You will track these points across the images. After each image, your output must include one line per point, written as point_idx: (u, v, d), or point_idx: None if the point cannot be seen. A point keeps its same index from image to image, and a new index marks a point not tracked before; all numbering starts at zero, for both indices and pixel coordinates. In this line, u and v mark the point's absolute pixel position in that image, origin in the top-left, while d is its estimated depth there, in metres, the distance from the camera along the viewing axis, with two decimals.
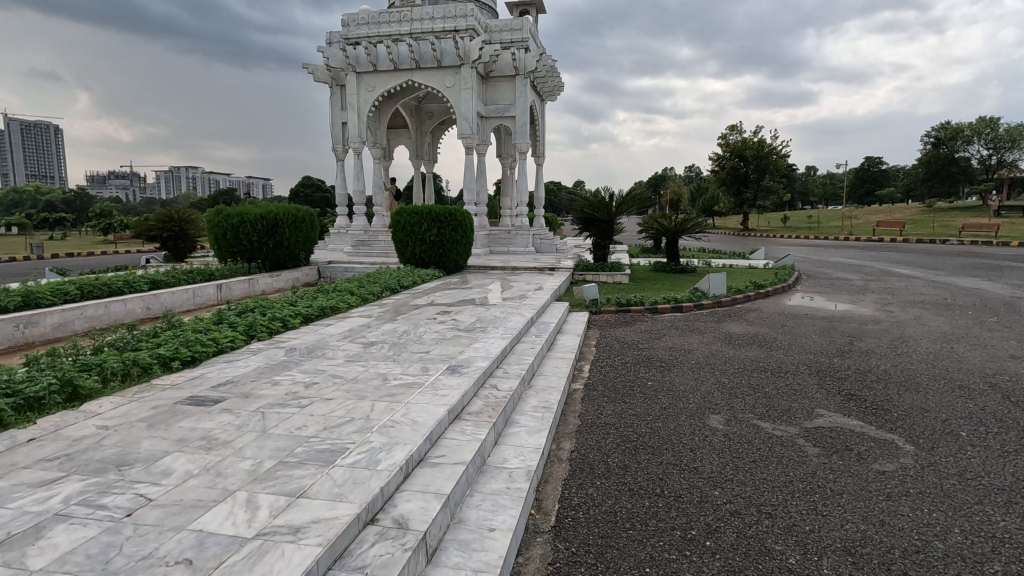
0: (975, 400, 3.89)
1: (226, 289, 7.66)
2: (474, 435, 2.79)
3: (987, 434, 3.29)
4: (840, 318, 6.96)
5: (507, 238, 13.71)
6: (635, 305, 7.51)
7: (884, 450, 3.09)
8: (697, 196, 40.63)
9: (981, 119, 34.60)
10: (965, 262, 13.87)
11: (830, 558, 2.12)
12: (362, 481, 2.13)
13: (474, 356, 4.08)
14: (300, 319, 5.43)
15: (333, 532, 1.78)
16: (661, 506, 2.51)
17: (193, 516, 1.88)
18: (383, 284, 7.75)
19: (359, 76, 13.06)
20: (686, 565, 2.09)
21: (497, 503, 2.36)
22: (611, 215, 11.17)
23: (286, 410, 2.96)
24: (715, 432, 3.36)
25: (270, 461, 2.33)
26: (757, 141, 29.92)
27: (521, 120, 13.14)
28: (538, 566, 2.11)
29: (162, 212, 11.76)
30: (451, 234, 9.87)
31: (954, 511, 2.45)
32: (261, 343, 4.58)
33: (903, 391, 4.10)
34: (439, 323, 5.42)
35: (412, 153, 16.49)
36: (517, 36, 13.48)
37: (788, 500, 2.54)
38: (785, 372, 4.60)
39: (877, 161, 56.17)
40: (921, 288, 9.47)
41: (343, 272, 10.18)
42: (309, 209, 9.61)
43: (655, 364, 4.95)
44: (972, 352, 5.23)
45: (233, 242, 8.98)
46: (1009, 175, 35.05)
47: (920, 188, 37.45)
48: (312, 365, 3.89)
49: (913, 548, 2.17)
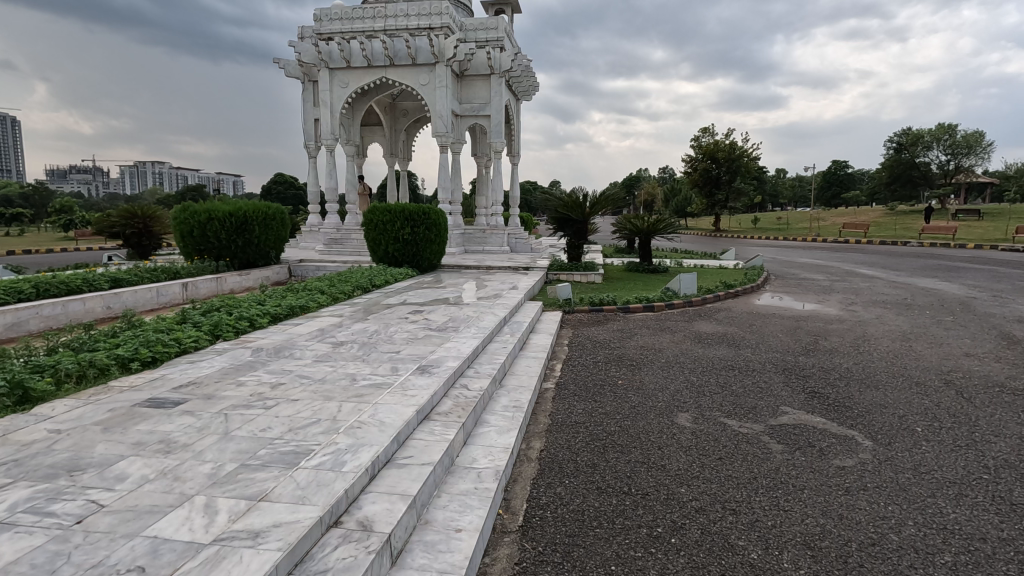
0: (931, 396, 4.04)
1: (192, 288, 7.45)
2: (443, 435, 2.78)
3: (940, 429, 3.41)
4: (806, 317, 7.14)
5: (482, 238, 13.68)
6: (608, 305, 7.57)
7: (844, 445, 3.18)
8: (670, 197, 41.32)
9: (940, 127, 35.83)
10: (926, 263, 14.34)
11: (791, 552, 2.17)
12: (326, 483, 2.10)
13: (445, 355, 4.06)
14: (267, 319, 5.31)
15: (294, 536, 1.75)
16: (628, 504, 2.53)
17: (147, 522, 1.82)
18: (354, 284, 7.62)
19: (332, 72, 12.85)
20: (650, 562, 2.11)
21: (465, 503, 2.35)
22: (585, 215, 11.21)
23: (251, 411, 2.91)
24: (683, 429, 3.40)
25: (232, 463, 2.28)
26: (729, 144, 30.53)
27: (496, 119, 13.11)
28: (504, 566, 2.10)
29: (124, 208, 11.39)
30: (425, 233, 9.79)
31: (908, 504, 2.53)
32: (227, 343, 4.48)
33: (863, 389, 4.22)
34: (411, 323, 5.36)
35: (386, 151, 16.35)
36: (492, 35, 13.42)
37: (752, 497, 2.59)
38: (751, 371, 4.70)
39: (843, 165, 57.85)
40: (884, 288, 9.80)
41: (314, 271, 10.02)
42: (280, 206, 9.41)
43: (626, 362, 5.00)
44: (929, 351, 5.41)
45: (200, 240, 8.73)
46: (966, 179, 36.38)
47: (884, 192, 38.80)
48: (279, 366, 3.82)
49: (869, 542, 2.24)
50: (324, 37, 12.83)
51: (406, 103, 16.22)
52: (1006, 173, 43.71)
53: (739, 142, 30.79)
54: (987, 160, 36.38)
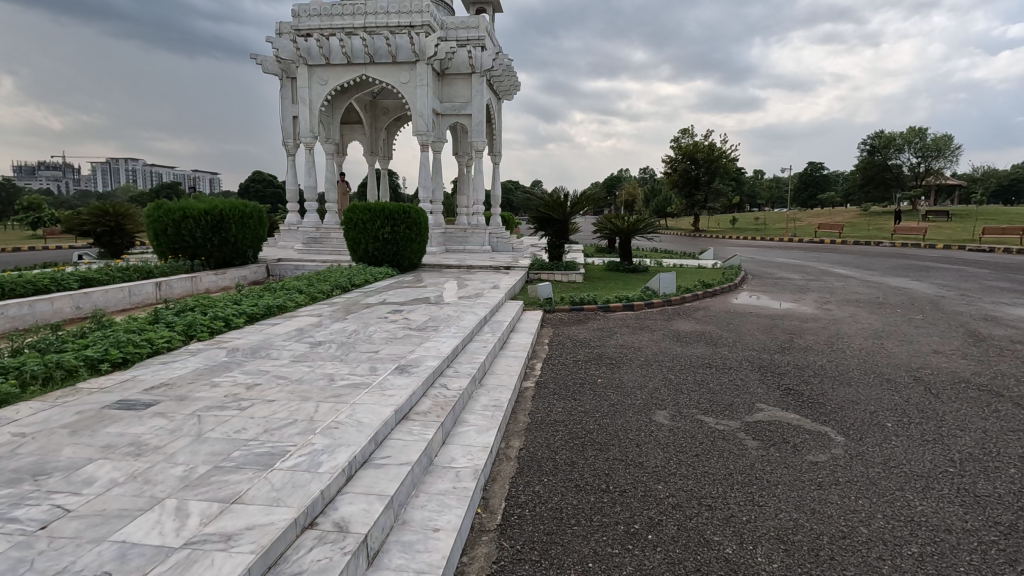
0: (901, 393, 4.14)
1: (165, 287, 7.30)
2: (422, 435, 2.76)
3: (910, 424, 3.51)
4: (782, 315, 7.27)
5: (463, 237, 13.65)
6: (588, 303, 7.61)
7: (817, 441, 3.24)
8: (650, 197, 41.78)
9: (911, 130, 36.78)
10: (897, 263, 14.70)
11: (764, 546, 2.21)
12: (301, 484, 2.07)
13: (425, 355, 4.04)
14: (243, 318, 5.23)
15: (268, 538, 1.72)
16: (606, 501, 2.55)
17: (115, 527, 1.78)
18: (333, 283, 7.53)
19: (311, 69, 12.69)
20: (627, 559, 2.13)
21: (443, 503, 2.34)
22: (566, 214, 11.26)
23: (224, 413, 2.85)
24: (661, 427, 3.44)
25: (205, 465, 2.24)
26: (708, 145, 30.95)
27: (477, 118, 13.09)
28: (481, 566, 2.10)
29: (95, 206, 11.11)
30: (405, 232, 9.72)
31: (877, 497, 2.60)
32: (201, 343, 4.40)
33: (836, 385, 4.32)
34: (390, 322, 5.32)
35: (367, 149, 16.21)
36: (473, 34, 13.36)
37: (728, 493, 2.63)
38: (728, 368, 4.78)
39: (818, 167, 59.09)
40: (857, 288, 10.02)
41: (292, 270, 9.95)
42: (258, 204, 9.26)
43: (605, 361, 5.04)
44: (899, 348, 5.56)
45: (175, 239, 8.55)
46: (935, 181, 37.41)
47: (858, 193, 39.78)
48: (255, 366, 3.77)
49: (840, 535, 2.29)
50: (302, 33, 12.53)
51: (386, 101, 16.10)
52: (973, 175, 45.10)
53: (718, 143, 31.23)
54: (955, 162, 37.48)
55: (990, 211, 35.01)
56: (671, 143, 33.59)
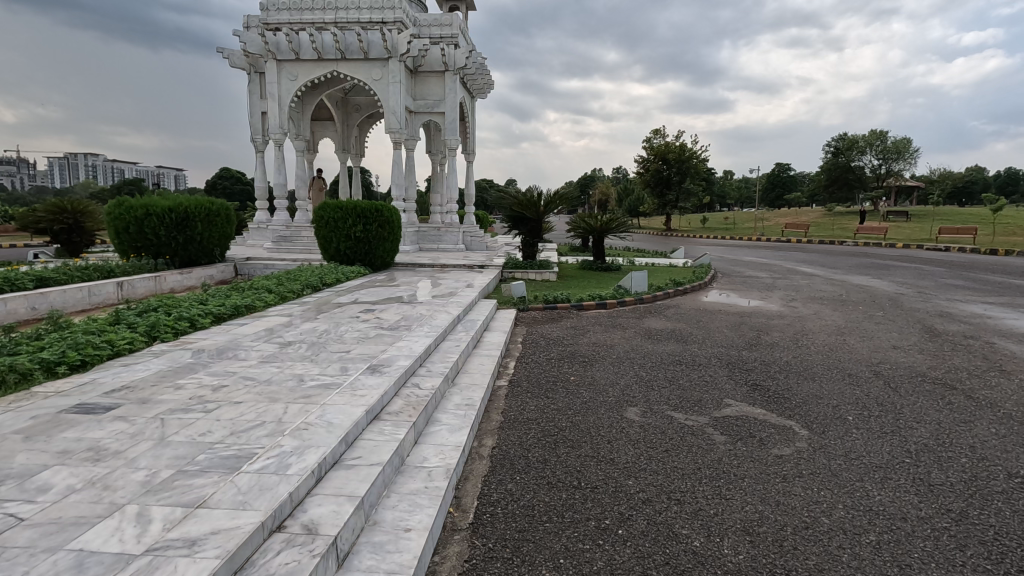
0: (862, 387, 4.29)
1: (127, 287, 7.06)
2: (393, 435, 2.74)
3: (869, 417, 3.63)
4: (750, 313, 7.44)
5: (436, 236, 13.58)
6: (562, 302, 7.67)
7: (782, 435, 3.33)
8: (623, 197, 42.30)
9: (872, 132, 38.04)
10: (859, 262, 15.18)
11: (730, 538, 2.26)
12: (269, 487, 2.04)
13: (397, 355, 4.00)
14: (210, 318, 5.11)
15: (234, 543, 1.69)
16: (577, 497, 2.57)
17: (71, 535, 1.72)
18: (304, 283, 7.41)
19: (280, 64, 12.44)
20: (598, 554, 2.16)
21: (415, 503, 2.33)
22: (540, 213, 11.29)
23: (189, 415, 2.78)
24: (632, 423, 3.49)
25: (168, 470, 2.18)
26: (680, 145, 31.44)
27: (450, 116, 13.03)
28: (453, 565, 2.10)
29: (52, 203, 10.69)
30: (378, 231, 9.62)
31: (839, 488, 2.68)
32: (165, 344, 4.28)
33: (800, 381, 4.44)
34: (362, 322, 5.25)
35: (338, 146, 15.99)
36: (446, 31, 13.29)
37: (696, 487, 2.68)
38: (697, 365, 4.87)
39: (785, 168, 60.64)
40: (822, 286, 10.32)
41: (262, 269, 9.79)
42: (225, 201, 9.05)
43: (578, 359, 5.08)
44: (861, 344, 5.74)
45: (137, 237, 8.27)
46: (895, 182, 38.77)
47: (823, 194, 40.99)
48: (221, 367, 3.68)
49: (802, 525, 2.36)
50: (271, 27, 12.36)
51: (358, 98, 15.89)
52: (930, 177, 46.89)
53: (688, 143, 31.76)
54: (913, 165, 38.93)
55: (946, 211, 36.47)
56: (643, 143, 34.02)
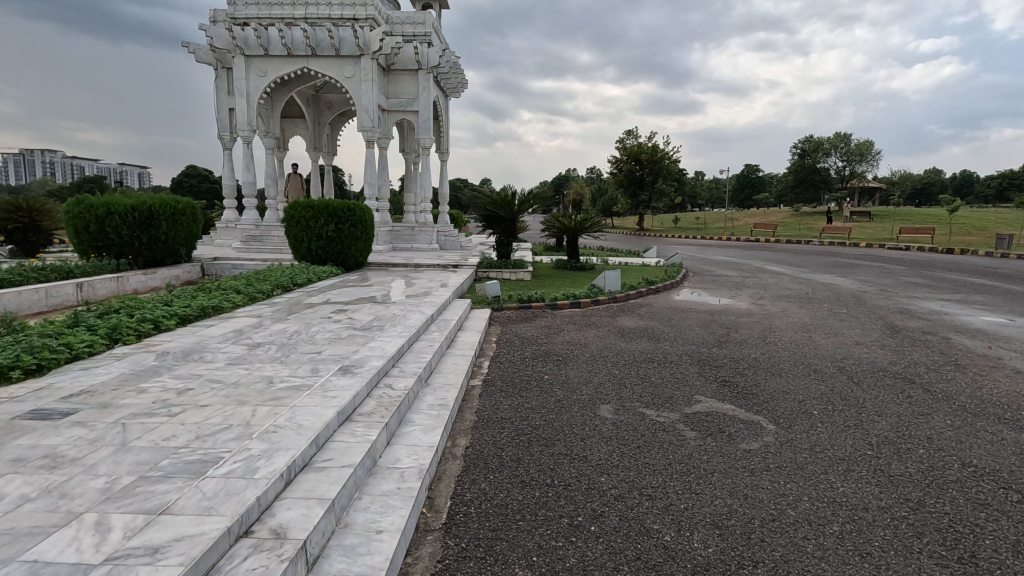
0: (826, 382, 4.42)
1: (87, 288, 6.82)
2: (365, 436, 2.71)
3: (833, 411, 3.74)
4: (720, 311, 7.59)
5: (410, 235, 13.47)
6: (536, 301, 7.69)
7: (751, 430, 3.40)
8: (597, 197, 42.74)
9: (837, 135, 39.18)
10: (824, 260, 15.69)
11: (700, 532, 2.30)
12: (236, 492, 1.99)
13: (369, 355, 3.97)
14: (175, 320, 4.98)
15: (198, 550, 1.65)
16: (550, 496, 2.58)
17: (25, 546, 1.66)
18: (273, 283, 7.27)
19: (248, 60, 12.17)
20: (571, 550, 2.17)
21: (387, 504, 2.31)
22: (513, 212, 11.29)
23: (153, 419, 2.70)
24: (604, 421, 3.52)
25: (129, 477, 2.11)
26: (652, 146, 31.84)
27: (424, 115, 12.94)
28: (425, 565, 2.08)
29: (6, 201, 10.27)
30: (350, 230, 9.50)
31: (805, 481, 2.75)
32: (128, 347, 4.15)
33: (768, 376, 4.55)
34: (334, 322, 5.18)
35: (310, 144, 15.73)
36: (420, 29, 13.19)
37: (667, 482, 2.72)
38: (669, 362, 4.95)
39: (754, 170, 62.08)
40: (789, 284, 10.57)
41: (230, 269, 9.57)
42: (190, 200, 8.81)
43: (552, 357, 5.11)
44: (826, 340, 5.91)
45: (98, 236, 7.99)
46: (859, 184, 40.01)
47: (789, 194, 42.13)
48: (187, 370, 3.58)
49: (769, 517, 2.41)
50: (239, 22, 11.91)
51: (330, 96, 15.67)
52: (891, 179, 48.55)
53: (661, 144, 32.21)
54: (875, 167, 40.24)
55: (906, 211, 37.78)
56: (616, 144, 34.38)
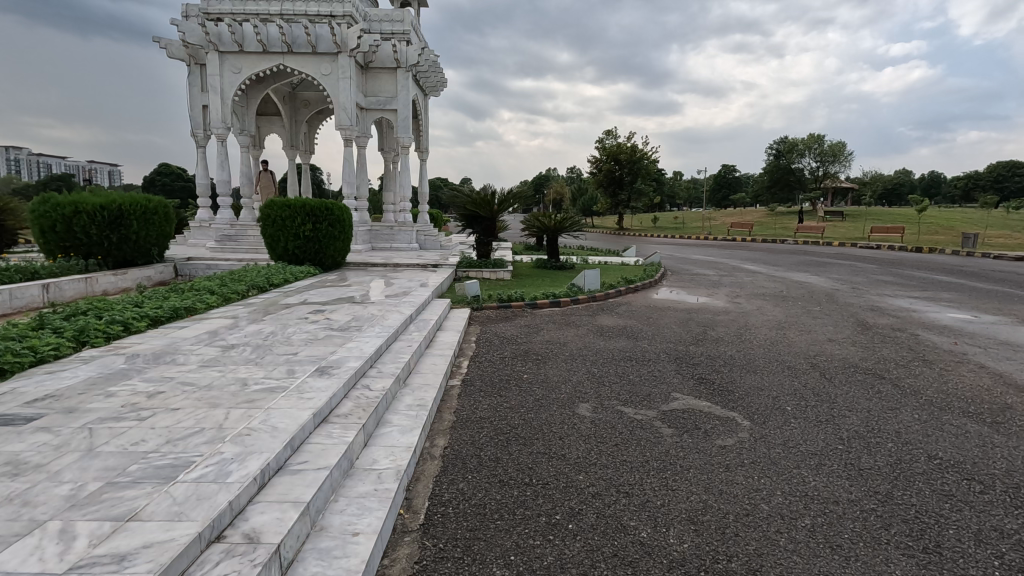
0: (799, 378, 4.51)
1: (54, 290, 6.63)
2: (342, 438, 2.68)
3: (806, 407, 3.82)
4: (697, 309, 7.68)
5: (389, 235, 13.35)
6: (516, 301, 7.70)
7: (726, 426, 3.45)
8: (577, 197, 42.98)
9: (811, 136, 39.95)
10: (799, 259, 15.98)
11: (676, 528, 2.33)
12: (207, 496, 1.95)
13: (347, 356, 3.92)
14: (146, 321, 4.87)
15: (168, 556, 1.61)
16: (529, 494, 2.59)
17: None
18: (249, 283, 7.15)
19: (222, 56, 11.94)
20: (548, 548, 2.18)
21: (364, 506, 2.29)
22: (493, 212, 11.27)
23: (122, 424, 2.63)
24: (583, 419, 3.54)
25: (96, 483, 2.05)
26: (631, 146, 32.10)
27: (403, 114, 12.86)
28: (403, 567, 2.07)
29: None
30: (328, 230, 9.39)
31: (778, 475, 2.81)
32: (96, 349, 4.05)
33: (743, 373, 4.62)
34: (311, 323, 5.12)
35: (286, 142, 15.50)
36: (398, 27, 13.11)
37: (644, 479, 2.75)
38: (647, 360, 5.00)
39: (731, 170, 63.04)
40: (765, 282, 10.75)
41: (204, 270, 9.39)
42: (163, 199, 8.62)
43: (531, 356, 5.12)
44: (800, 337, 6.03)
45: (66, 236, 7.76)
46: (832, 184, 40.85)
47: (765, 195, 42.84)
48: (158, 373, 3.51)
49: (743, 512, 2.46)
50: (212, 17, 11.91)
51: (307, 94, 15.47)
52: (862, 180, 49.67)
53: (639, 144, 32.50)
54: (848, 167, 41.13)
55: (878, 211, 38.70)
56: (596, 144, 34.57)
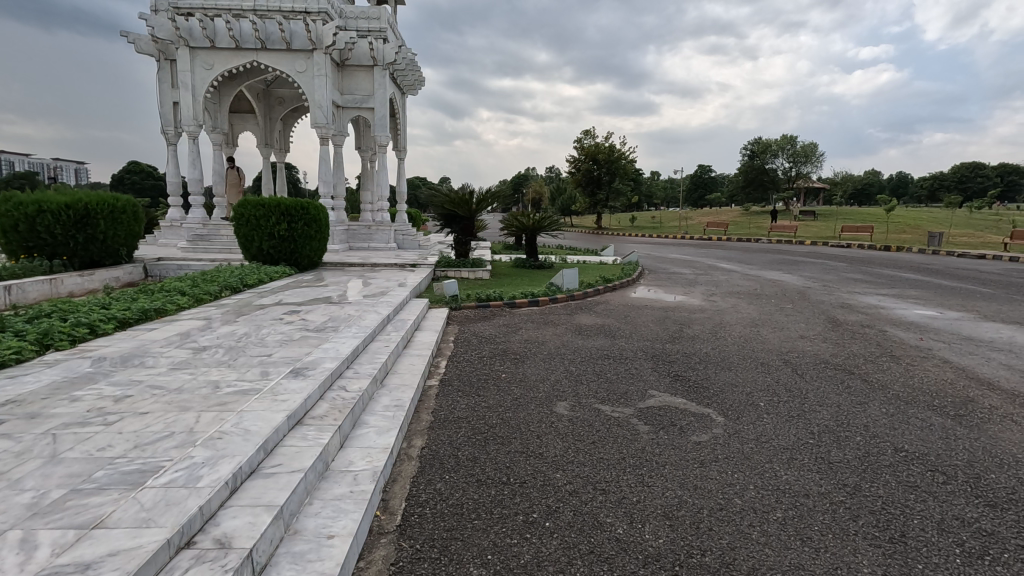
0: (772, 374, 4.60)
1: (17, 292, 6.41)
2: (316, 440, 2.65)
3: (778, 402, 3.90)
4: (673, 308, 7.76)
5: (367, 234, 13.22)
6: (494, 300, 7.69)
7: (701, 423, 3.50)
8: (556, 196, 43.11)
9: (784, 137, 40.69)
10: (773, 258, 16.27)
11: (651, 524, 2.35)
12: (177, 502, 1.91)
13: (322, 357, 3.87)
14: (113, 323, 4.74)
15: (135, 563, 1.57)
16: (506, 493, 2.59)
17: None
18: (221, 284, 7.01)
19: (193, 51, 11.68)
20: (525, 547, 2.18)
21: (338, 508, 2.27)
22: (471, 211, 11.23)
23: (87, 429, 2.56)
24: (561, 418, 3.56)
25: (60, 490, 1.99)
26: (609, 146, 32.30)
27: (379, 112, 12.74)
28: (379, 568, 2.05)
29: None
30: (303, 230, 9.26)
31: (751, 470, 2.86)
32: (61, 353, 3.92)
33: (718, 370, 4.70)
34: (286, 324, 5.05)
35: (260, 140, 15.23)
36: (375, 25, 12.99)
37: (620, 476, 2.77)
38: (624, 358, 5.05)
39: (707, 170, 63.94)
40: (739, 281, 10.93)
41: (175, 270, 9.18)
42: (131, 198, 8.40)
43: (509, 356, 5.12)
44: (773, 334, 6.15)
45: (28, 236, 7.51)
46: (804, 184, 41.67)
47: (741, 195, 43.47)
48: (126, 376, 3.42)
49: (717, 507, 2.50)
50: (182, 11, 11.62)
51: (281, 91, 15.21)
52: (834, 180, 50.77)
53: (617, 144, 32.74)
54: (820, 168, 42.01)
55: (849, 211, 39.62)
56: (574, 144, 34.72)
